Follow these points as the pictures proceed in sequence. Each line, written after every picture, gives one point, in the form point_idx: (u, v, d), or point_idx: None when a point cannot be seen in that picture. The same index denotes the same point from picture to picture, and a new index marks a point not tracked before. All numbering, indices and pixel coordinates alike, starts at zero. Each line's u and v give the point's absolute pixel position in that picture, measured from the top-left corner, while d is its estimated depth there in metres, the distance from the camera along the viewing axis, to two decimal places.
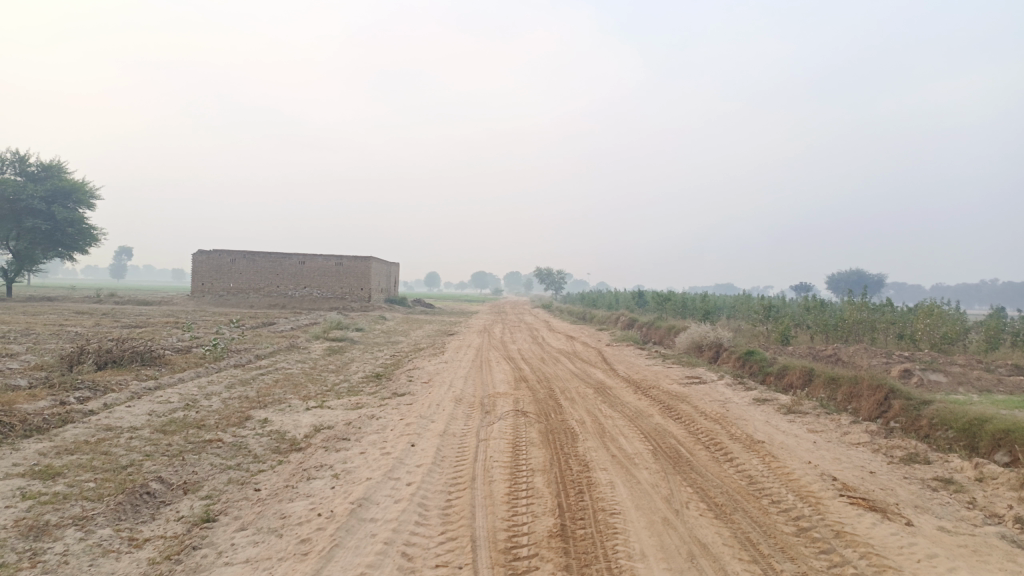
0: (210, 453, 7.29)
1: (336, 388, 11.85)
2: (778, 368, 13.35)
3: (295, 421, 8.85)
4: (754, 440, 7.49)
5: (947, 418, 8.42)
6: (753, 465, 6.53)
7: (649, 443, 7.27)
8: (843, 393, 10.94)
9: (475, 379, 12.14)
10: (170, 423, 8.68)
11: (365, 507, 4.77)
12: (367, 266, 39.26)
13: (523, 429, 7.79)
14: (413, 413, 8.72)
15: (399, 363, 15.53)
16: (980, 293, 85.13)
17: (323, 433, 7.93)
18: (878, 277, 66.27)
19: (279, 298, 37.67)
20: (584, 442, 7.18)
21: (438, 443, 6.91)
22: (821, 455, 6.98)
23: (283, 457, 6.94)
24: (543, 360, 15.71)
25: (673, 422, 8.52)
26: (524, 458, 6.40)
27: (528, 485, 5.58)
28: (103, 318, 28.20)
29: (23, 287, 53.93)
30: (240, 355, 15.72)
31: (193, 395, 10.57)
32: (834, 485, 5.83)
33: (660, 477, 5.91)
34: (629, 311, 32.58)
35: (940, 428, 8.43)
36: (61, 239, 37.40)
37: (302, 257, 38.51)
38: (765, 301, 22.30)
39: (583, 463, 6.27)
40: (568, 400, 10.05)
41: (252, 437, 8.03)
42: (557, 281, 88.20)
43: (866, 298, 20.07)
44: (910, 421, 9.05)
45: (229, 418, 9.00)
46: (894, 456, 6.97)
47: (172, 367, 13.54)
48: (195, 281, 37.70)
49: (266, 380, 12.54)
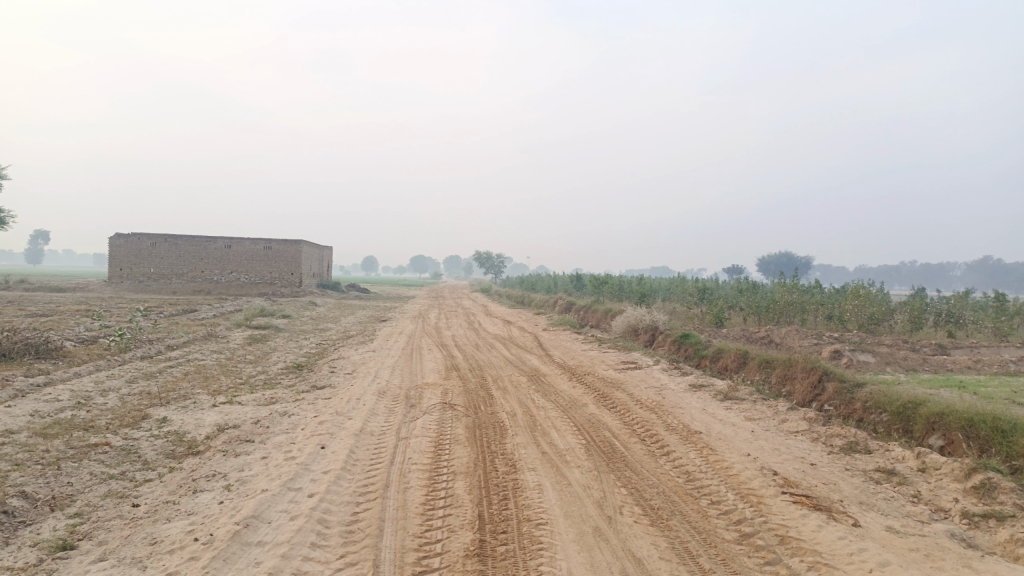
0: (92, 460, 6.45)
1: (251, 381, 11.01)
2: (713, 351, 13.14)
3: (197, 420, 8.06)
4: (691, 431, 7.11)
5: (881, 401, 8.25)
6: (691, 459, 6.13)
7: (581, 437, 6.80)
8: (778, 376, 10.75)
9: (403, 369, 11.49)
10: (53, 425, 7.73)
11: (251, 528, 4.11)
12: (297, 250, 37.78)
13: (448, 424, 7.21)
14: (328, 409, 8.03)
15: (324, 353, 14.72)
16: (900, 275, 88.88)
17: (226, 434, 7.18)
18: (805, 259, 68.38)
19: (204, 283, 35.98)
20: (512, 438, 6.64)
21: (352, 444, 6.26)
22: (760, 446, 6.63)
23: (175, 464, 6.19)
24: (476, 347, 15.16)
25: (608, 412, 8.09)
26: (446, 459, 5.83)
27: (446, 492, 4.98)
28: (6, 306, 26.22)
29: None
30: (150, 346, 14.62)
31: (87, 392, 9.58)
32: (775, 481, 5.45)
33: (591, 477, 5.43)
34: (567, 294, 32.27)
35: (874, 411, 8.26)
36: None
37: (228, 241, 36.81)
38: (699, 283, 22.30)
39: (510, 464, 5.72)
40: (499, 389, 9.51)
41: (145, 440, 7.23)
42: (496, 265, 87.92)
43: (797, 280, 20.22)
44: (844, 404, 8.89)
45: (123, 419, 8.12)
46: (834, 445, 6.69)
47: (70, 360, 12.42)
48: (112, 266, 35.60)
49: (175, 374, 11.58)
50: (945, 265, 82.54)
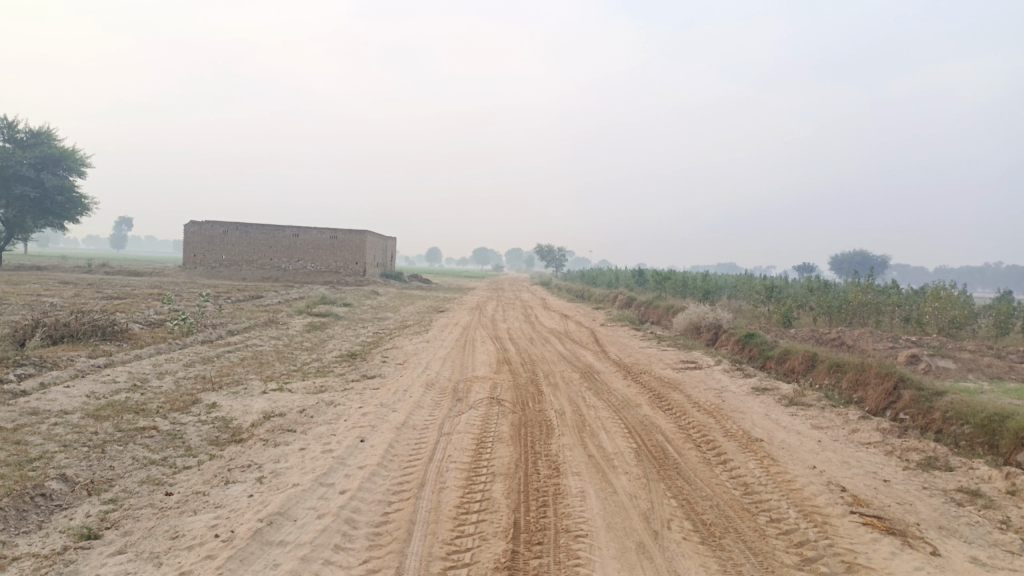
0: (138, 444, 6.46)
1: (303, 369, 11.01)
2: (780, 352, 12.49)
3: (245, 406, 8.05)
4: (752, 438, 6.64)
5: (963, 412, 7.58)
6: (750, 469, 5.69)
7: (632, 440, 6.43)
8: (849, 382, 10.09)
9: (454, 361, 11.31)
10: (106, 406, 7.82)
11: (275, 527, 3.94)
12: (361, 240, 38.17)
13: (493, 420, 6.95)
14: (374, 400, 7.89)
15: (379, 342, 14.70)
16: (984, 277, 84.31)
17: (270, 423, 7.12)
18: (881, 258, 65.45)
19: (272, 271, 36.83)
20: (558, 439, 6.32)
21: (391, 439, 6.05)
22: (827, 458, 6.13)
23: (215, 452, 6.13)
24: (531, 340, 14.88)
25: (662, 414, 7.68)
26: (487, 458, 5.57)
27: (483, 495, 4.72)
28: (85, 288, 27.38)
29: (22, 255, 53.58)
30: (211, 330, 14.88)
31: (144, 375, 9.72)
32: (843, 498, 4.98)
33: (640, 485, 5.07)
34: (628, 289, 31.65)
35: (955, 423, 7.59)
36: (50, 207, 36.56)
37: (296, 230, 37.52)
38: (766, 281, 21.41)
39: (553, 467, 5.41)
40: (549, 386, 9.20)
41: (191, 425, 7.22)
42: (559, 259, 87.45)
43: (872, 279, 19.20)
44: (922, 413, 8.23)
45: (173, 403, 8.16)
46: (910, 460, 6.12)
47: (134, 343, 12.71)
48: (186, 252, 36.80)
49: (231, 359, 11.71)
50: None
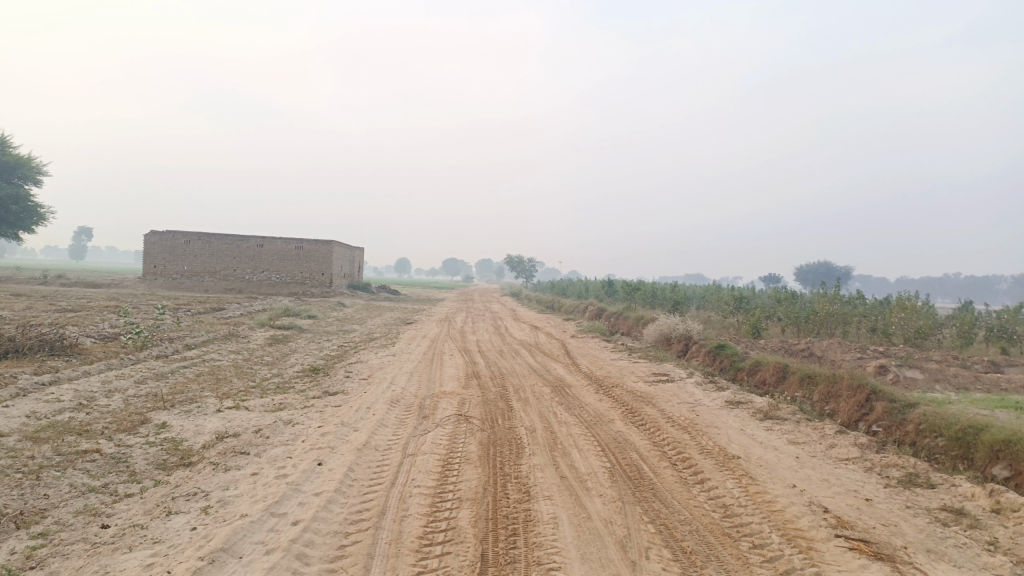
0: (77, 469, 5.99)
1: (263, 385, 10.56)
2: (750, 363, 12.37)
3: (197, 426, 7.62)
4: (729, 455, 6.42)
5: (937, 424, 7.44)
6: (728, 489, 5.45)
7: (606, 459, 6.16)
8: (821, 394, 9.97)
9: (421, 376, 10.95)
10: (47, 428, 7.32)
11: (217, 566, 3.58)
12: (328, 251, 37.52)
13: (460, 440, 6.63)
14: (335, 419, 7.52)
15: (344, 356, 14.27)
16: (943, 287, 86.20)
17: (223, 444, 6.71)
18: (845, 269, 66.43)
19: (236, 282, 36.00)
20: (528, 459, 6.02)
21: (352, 461, 5.70)
22: (807, 476, 5.92)
23: (161, 478, 5.71)
24: (500, 353, 14.57)
25: (636, 431, 7.42)
26: (453, 482, 5.25)
27: (448, 524, 4.39)
28: (37, 301, 26.41)
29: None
30: (168, 344, 14.31)
31: (92, 393, 9.19)
32: (826, 520, 4.75)
33: (614, 509, 4.80)
34: (598, 300, 31.52)
35: (929, 435, 7.46)
36: (5, 217, 35.33)
37: (261, 240, 36.74)
38: (735, 292, 21.40)
39: (523, 490, 5.11)
40: (519, 401, 8.89)
41: (138, 448, 6.77)
42: (528, 270, 87.31)
43: (838, 290, 19.28)
44: (895, 426, 8.10)
45: (120, 424, 7.68)
46: (890, 477, 5.94)
47: (84, 358, 12.11)
48: (146, 263, 35.81)
49: (186, 375, 11.19)
50: (990, 279, 79.74)
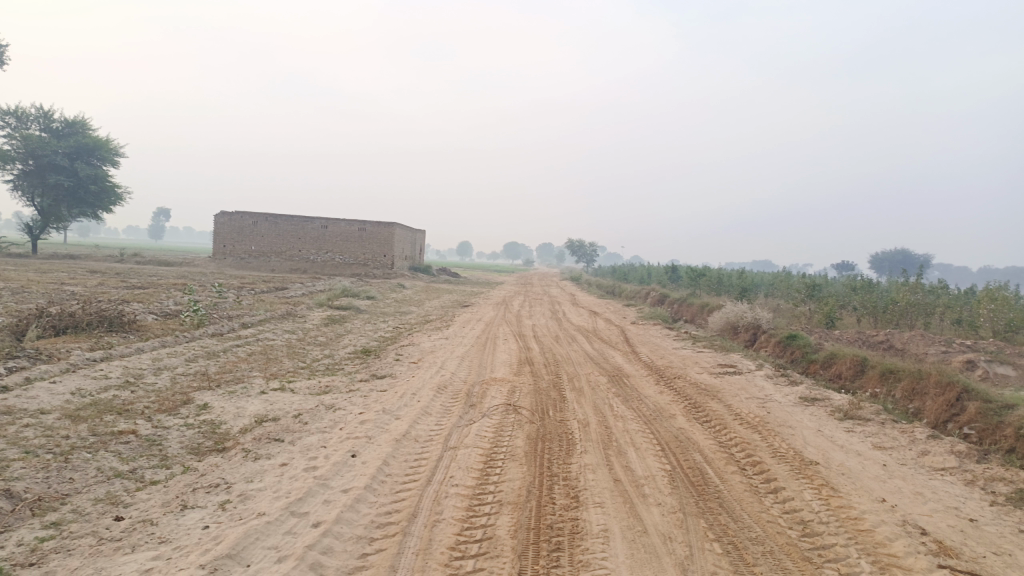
0: (109, 451, 5.75)
1: (312, 366, 10.32)
2: (825, 356, 11.48)
3: (238, 409, 7.36)
4: (805, 461, 5.73)
5: None
6: (806, 502, 4.79)
7: (665, 460, 5.58)
8: (903, 391, 9.08)
9: (473, 361, 10.51)
10: (89, 406, 7.17)
11: None
12: (390, 232, 37.55)
13: (507, 433, 6.14)
14: (377, 406, 7.15)
15: (397, 338, 13.98)
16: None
17: (260, 429, 6.41)
18: (926, 257, 62.69)
19: (300, 263, 36.45)
20: (579, 458, 5.48)
21: (388, 454, 5.28)
22: (897, 488, 5.20)
23: (190, 465, 5.41)
24: (557, 339, 14.03)
25: (700, 428, 6.79)
26: (494, 482, 4.76)
27: (485, 533, 3.91)
28: (111, 277, 27.17)
29: (65, 244, 54.45)
30: (225, 322, 14.30)
31: (141, 371, 9.09)
32: (925, 546, 4.07)
33: (674, 523, 4.22)
34: (661, 286, 30.57)
35: None
36: (85, 196, 36.63)
37: (324, 222, 37.02)
38: (807, 279, 20.23)
39: (572, 495, 4.59)
40: (574, 391, 8.35)
41: (175, 430, 6.53)
42: (590, 254, 86.18)
43: (921, 279, 17.93)
44: (989, 429, 7.21)
45: (162, 404, 7.48)
46: (997, 493, 5.15)
47: (142, 335, 12.14)
48: (216, 243, 36.65)
49: (238, 354, 11.06)
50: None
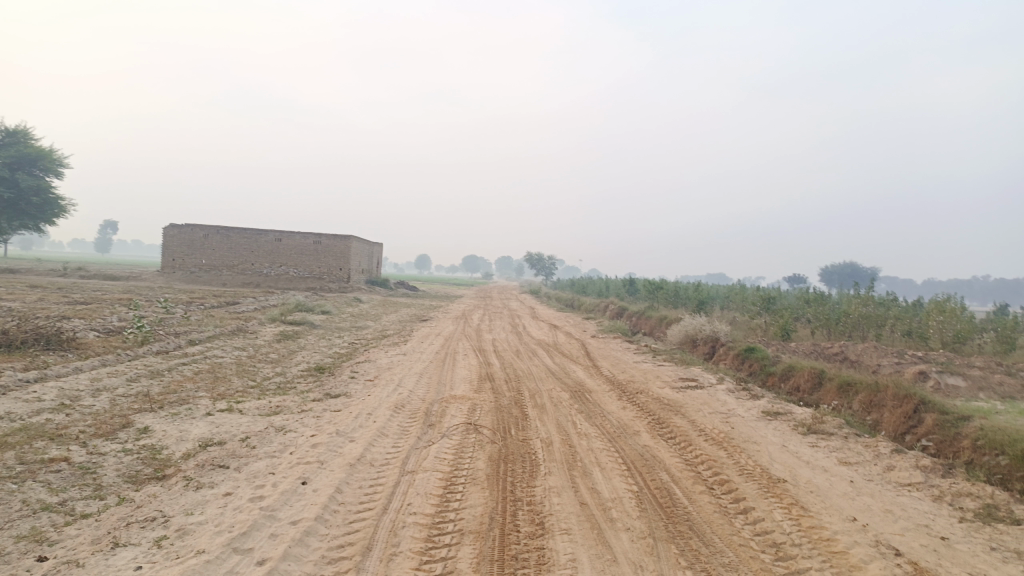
0: (37, 481, 5.31)
1: (263, 385, 9.89)
2: (783, 368, 11.49)
3: (181, 432, 6.94)
4: (773, 479, 5.60)
5: (994, 438, 6.57)
6: (777, 522, 4.64)
7: (632, 481, 5.39)
8: (861, 404, 9.08)
9: (431, 378, 10.21)
10: (18, 431, 6.67)
11: None
12: (346, 246, 36.93)
13: (468, 454, 5.89)
14: (331, 427, 6.83)
15: (353, 354, 13.59)
16: (975, 289, 83.76)
17: (205, 454, 6.04)
18: (873, 270, 64.28)
19: (253, 277, 35.56)
20: (543, 480, 5.26)
21: (341, 480, 4.98)
22: (866, 506, 5.10)
23: (126, 495, 5.02)
24: (516, 353, 13.81)
25: (665, 446, 6.63)
26: (454, 509, 4.51)
27: (445, 567, 3.64)
28: (52, 293, 26.02)
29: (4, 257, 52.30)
30: (171, 339, 13.72)
31: (78, 392, 8.58)
32: (900, 568, 3.95)
33: (644, 549, 4.02)
34: (619, 299, 30.61)
35: (987, 451, 6.56)
36: (26, 208, 35.17)
37: (279, 235, 36.22)
38: (763, 292, 20.42)
39: (536, 521, 4.36)
40: (535, 408, 8.13)
41: (111, 457, 6.10)
42: (548, 268, 86.25)
43: (872, 291, 18.24)
44: (947, 440, 7.22)
45: (99, 428, 7.01)
46: (965, 510, 5.09)
47: (82, 354, 11.53)
48: (165, 256, 35.56)
49: (184, 373, 10.57)
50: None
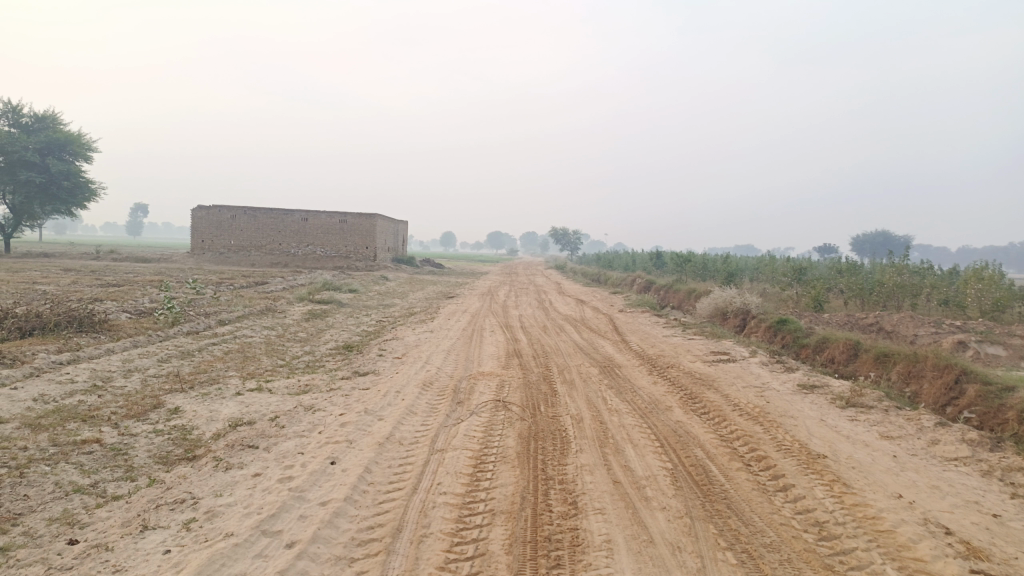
0: (70, 463, 5.32)
1: (291, 364, 9.90)
2: (817, 340, 11.23)
3: (211, 412, 6.95)
4: (813, 455, 5.43)
5: None
6: (819, 500, 4.48)
7: (666, 458, 5.25)
8: (899, 375, 8.82)
9: (459, 355, 10.14)
10: (51, 414, 6.72)
11: None
12: (371, 224, 36.95)
13: (497, 432, 5.79)
14: (359, 406, 6.78)
15: (380, 332, 13.56)
16: (1012, 256, 81.63)
17: (234, 435, 6.02)
18: (906, 238, 62.85)
19: (281, 257, 35.79)
20: (575, 458, 5.14)
21: (370, 460, 4.92)
22: (912, 482, 4.91)
23: (156, 477, 5.01)
24: (543, 329, 13.68)
25: (699, 421, 6.47)
26: (484, 489, 4.41)
27: (477, 549, 3.55)
28: (85, 276, 26.39)
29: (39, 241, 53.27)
30: (201, 320, 13.81)
31: (109, 373, 8.64)
32: (951, 547, 3.77)
33: (682, 530, 3.89)
34: (646, 273, 30.30)
35: None
36: (57, 193, 35.66)
37: (305, 214, 36.35)
38: (794, 263, 20.01)
39: (569, 501, 4.25)
40: (565, 384, 8.01)
41: (142, 438, 6.11)
42: (574, 242, 85.72)
43: (907, 259, 17.76)
44: (991, 412, 6.97)
45: (130, 409, 7.04)
46: (1016, 485, 4.87)
47: (114, 335, 11.64)
48: (194, 238, 35.92)
49: (214, 353, 10.61)
50: None
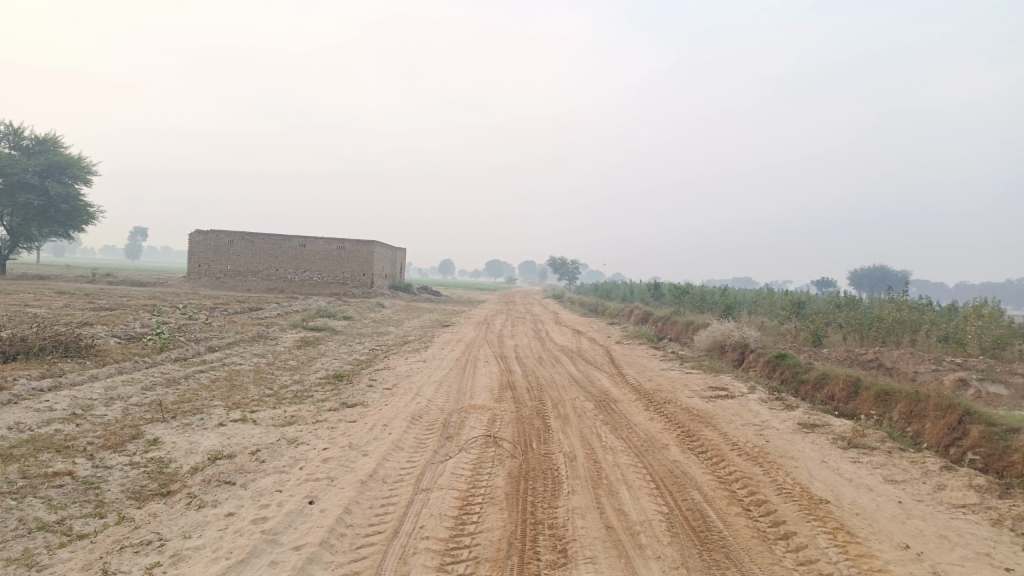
0: (37, 498, 5.08)
1: (279, 393, 9.66)
2: (816, 376, 11.01)
3: (192, 444, 6.70)
4: (815, 500, 5.20)
5: None
6: (822, 550, 4.25)
7: (661, 501, 5.02)
8: (901, 414, 8.59)
9: (451, 386, 9.91)
10: (24, 443, 6.47)
11: None
12: (369, 250, 36.83)
13: (486, 470, 5.56)
14: (344, 440, 6.54)
15: (373, 361, 13.33)
16: (1009, 292, 81.63)
17: (213, 469, 5.78)
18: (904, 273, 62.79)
19: (277, 282, 35.58)
20: (566, 500, 4.91)
21: (351, 500, 4.68)
22: (919, 530, 4.68)
23: (125, 515, 4.76)
24: (539, 360, 13.47)
25: (696, 461, 6.24)
26: (469, 533, 4.18)
27: None
28: (78, 299, 26.14)
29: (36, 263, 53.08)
30: (191, 346, 13.57)
31: (91, 401, 8.40)
32: None
33: None
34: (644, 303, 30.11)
35: None
36: (56, 215, 35.56)
37: (303, 240, 36.25)
38: (792, 296, 19.85)
39: (558, 548, 4.01)
40: (558, 419, 7.78)
41: (116, 471, 5.86)
42: (572, 272, 85.59)
43: (905, 294, 17.59)
44: (996, 455, 6.73)
45: (108, 440, 6.79)
46: None
47: (100, 361, 11.39)
48: (191, 262, 35.76)
49: (201, 381, 10.37)
50: None
